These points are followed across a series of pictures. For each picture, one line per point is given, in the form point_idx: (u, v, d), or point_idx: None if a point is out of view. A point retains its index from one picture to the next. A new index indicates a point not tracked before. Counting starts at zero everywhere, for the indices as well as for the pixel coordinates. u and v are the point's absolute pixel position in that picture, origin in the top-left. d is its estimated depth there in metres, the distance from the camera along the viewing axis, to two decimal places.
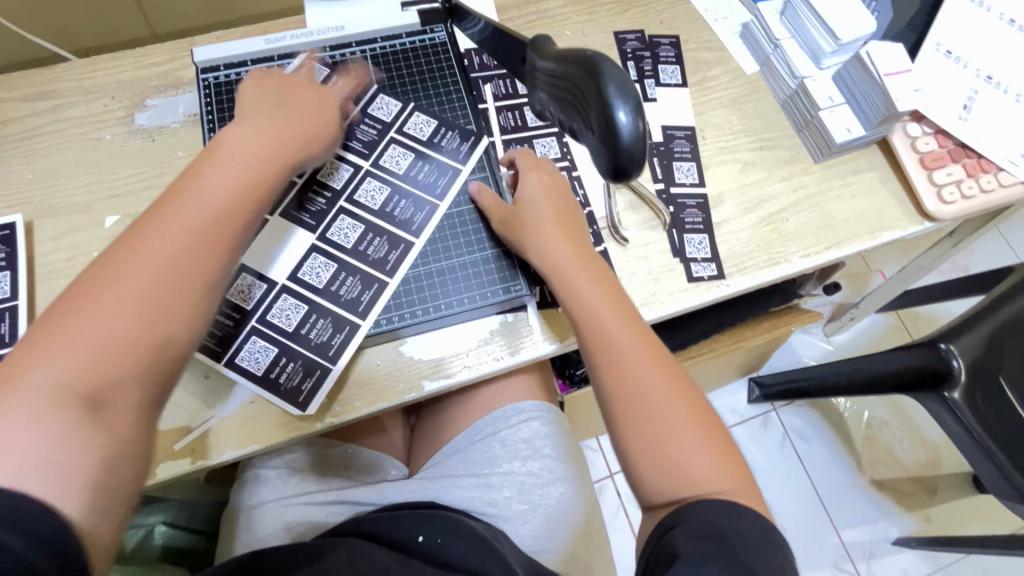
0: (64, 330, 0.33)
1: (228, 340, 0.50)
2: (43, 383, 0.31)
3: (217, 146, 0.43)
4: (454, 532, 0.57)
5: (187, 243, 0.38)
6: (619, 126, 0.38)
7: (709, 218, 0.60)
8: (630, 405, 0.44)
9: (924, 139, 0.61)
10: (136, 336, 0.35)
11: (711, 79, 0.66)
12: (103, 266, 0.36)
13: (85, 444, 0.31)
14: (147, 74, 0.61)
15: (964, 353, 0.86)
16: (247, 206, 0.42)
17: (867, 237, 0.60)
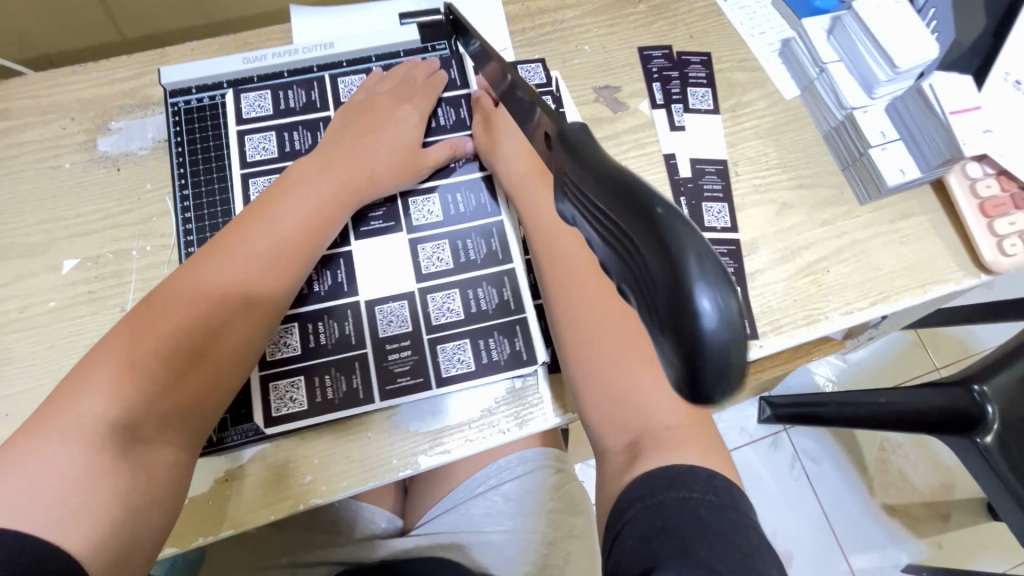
0: (139, 342, 0.38)
1: (360, 387, 0.46)
2: (94, 413, 0.35)
3: (287, 182, 0.46)
4: None
5: (263, 266, 0.43)
6: (700, 324, 0.16)
7: (741, 267, 0.53)
8: (591, 339, 0.44)
9: (985, 181, 0.54)
10: (205, 354, 0.40)
11: (746, 104, 0.59)
12: (189, 277, 0.41)
13: (117, 473, 0.34)
14: (112, 91, 0.54)
15: (997, 397, 0.80)
16: (310, 238, 0.45)
17: (916, 291, 0.54)
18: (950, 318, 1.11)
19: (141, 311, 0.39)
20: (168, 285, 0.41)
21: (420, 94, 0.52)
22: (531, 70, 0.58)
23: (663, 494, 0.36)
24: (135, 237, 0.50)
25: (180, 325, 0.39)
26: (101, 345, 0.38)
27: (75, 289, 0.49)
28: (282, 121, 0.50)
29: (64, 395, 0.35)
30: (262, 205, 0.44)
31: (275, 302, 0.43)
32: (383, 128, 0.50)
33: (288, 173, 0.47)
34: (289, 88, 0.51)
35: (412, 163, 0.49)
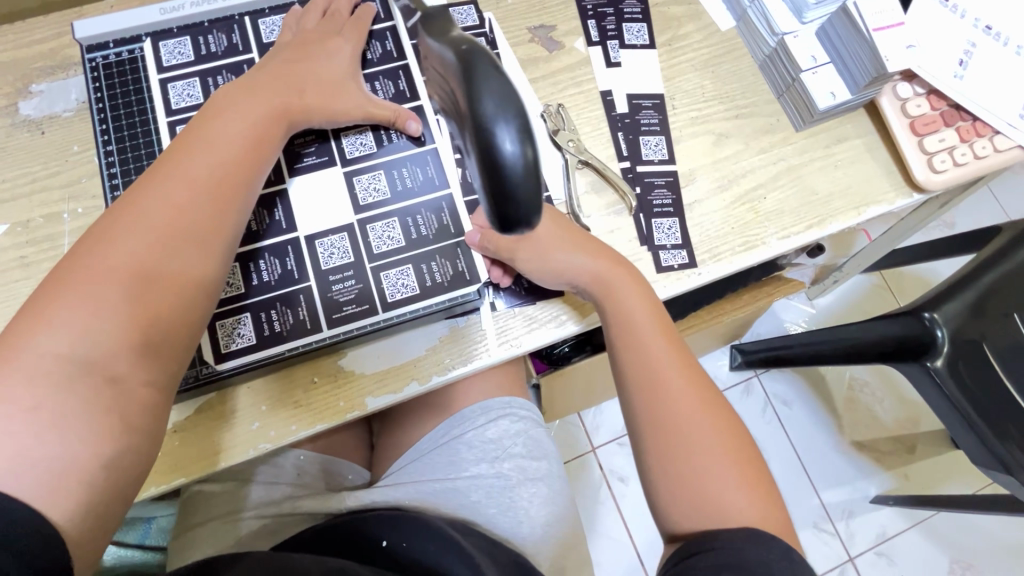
0: (72, 287, 0.35)
1: (308, 321, 0.46)
2: (50, 357, 0.33)
3: (214, 108, 0.43)
4: (422, 532, 0.53)
5: (199, 195, 0.39)
6: (499, 155, 0.27)
7: (679, 198, 0.54)
8: (672, 461, 0.42)
9: (915, 101, 0.55)
10: (150, 294, 0.37)
11: (682, 37, 0.59)
12: (120, 217, 0.38)
13: (91, 412, 0.33)
14: (30, 53, 0.52)
15: (947, 322, 0.83)
16: (250, 170, 0.42)
17: (851, 214, 0.55)
18: (910, 256, 1.13)
19: (74, 256, 0.36)
20: (98, 227, 0.37)
21: (348, 28, 0.50)
22: (463, 12, 0.56)
23: (738, 553, 0.36)
24: (66, 200, 0.49)
25: (124, 262, 0.36)
26: (38, 294, 0.35)
27: (5, 255, 0.48)
28: (204, 68, 0.49)
29: (7, 343, 0.33)
30: (194, 130, 0.41)
31: (219, 233, 0.40)
32: (315, 57, 0.47)
33: (212, 102, 0.43)
34: (209, 36, 0.50)
35: (348, 91, 0.48)
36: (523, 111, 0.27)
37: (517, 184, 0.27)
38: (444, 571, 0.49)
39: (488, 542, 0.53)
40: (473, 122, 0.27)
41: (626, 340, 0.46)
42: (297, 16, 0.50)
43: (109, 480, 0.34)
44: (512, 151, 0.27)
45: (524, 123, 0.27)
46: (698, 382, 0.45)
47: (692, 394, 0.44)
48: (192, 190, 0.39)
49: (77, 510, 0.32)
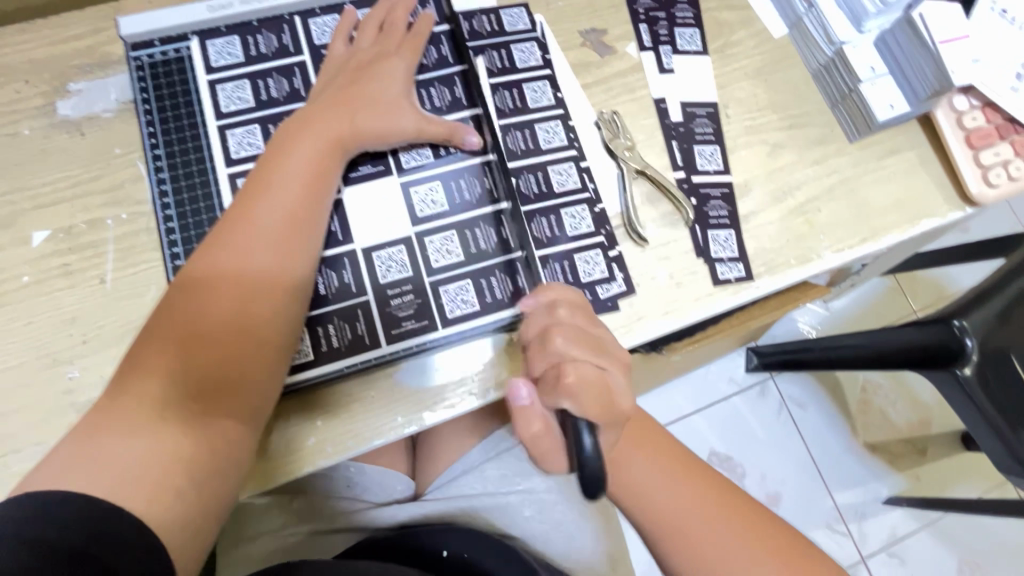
0: (164, 340, 0.38)
1: (366, 336, 0.45)
2: (147, 402, 0.37)
3: (279, 146, 0.44)
4: (482, 543, 0.53)
5: (268, 244, 0.41)
6: (582, 448, 0.36)
7: (735, 210, 0.53)
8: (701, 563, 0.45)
9: (971, 114, 0.55)
10: (224, 346, 0.39)
11: (734, 44, 0.58)
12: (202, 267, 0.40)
13: (177, 453, 0.37)
14: (67, 50, 0.50)
15: (975, 330, 0.83)
16: (315, 205, 0.43)
17: (904, 227, 0.55)
18: (930, 262, 1.14)
19: (166, 304, 0.40)
20: (185, 277, 0.40)
21: (404, 46, 0.49)
22: (515, 15, 0.54)
23: None
24: (109, 205, 0.47)
25: (207, 308, 0.39)
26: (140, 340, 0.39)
27: (48, 263, 0.46)
28: (256, 69, 0.48)
29: (124, 384, 0.38)
30: (263, 174, 0.43)
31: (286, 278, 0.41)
32: (371, 78, 0.47)
33: (275, 137, 0.44)
34: (260, 38, 0.48)
35: (403, 109, 0.46)
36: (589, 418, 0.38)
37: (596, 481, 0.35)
38: None
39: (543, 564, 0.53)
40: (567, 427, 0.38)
41: (628, 497, 0.47)
42: (352, 27, 0.49)
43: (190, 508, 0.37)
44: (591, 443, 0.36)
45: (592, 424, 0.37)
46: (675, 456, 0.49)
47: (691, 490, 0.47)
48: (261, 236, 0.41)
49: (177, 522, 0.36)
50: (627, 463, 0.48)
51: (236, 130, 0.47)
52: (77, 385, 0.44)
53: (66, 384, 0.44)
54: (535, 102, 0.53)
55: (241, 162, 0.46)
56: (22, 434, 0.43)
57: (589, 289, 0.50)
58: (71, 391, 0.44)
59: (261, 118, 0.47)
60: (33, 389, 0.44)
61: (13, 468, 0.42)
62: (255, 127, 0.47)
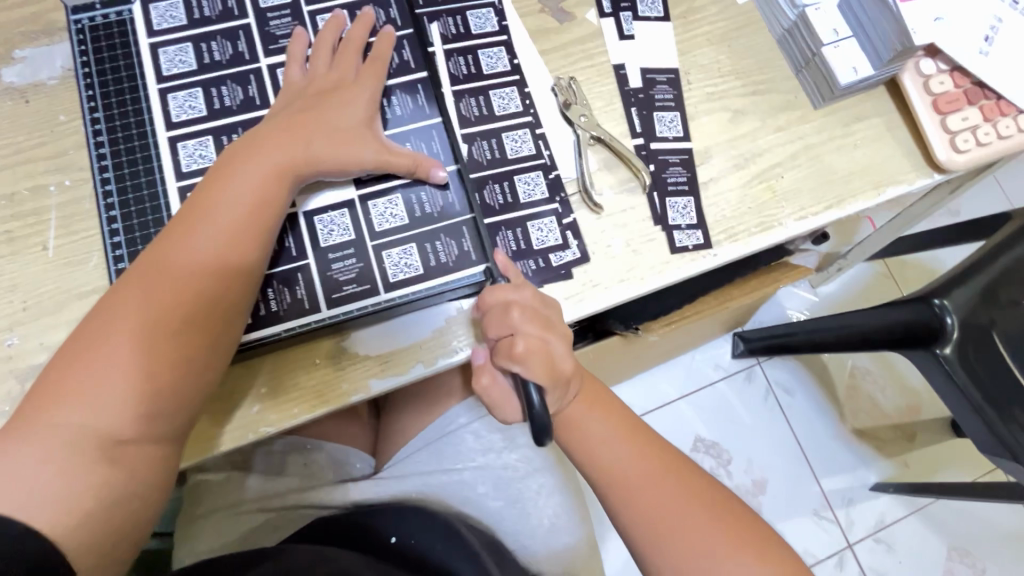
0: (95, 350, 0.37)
1: (306, 303, 0.44)
2: (70, 417, 0.36)
3: (229, 160, 0.42)
4: (433, 534, 0.53)
5: (207, 262, 0.40)
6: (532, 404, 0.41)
7: (695, 176, 0.52)
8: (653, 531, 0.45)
9: (938, 78, 0.53)
10: (157, 364, 0.38)
11: (697, 10, 0.56)
12: (141, 275, 0.39)
13: (97, 471, 0.36)
14: (13, 17, 0.49)
15: (957, 309, 0.82)
16: (260, 223, 0.42)
17: (869, 194, 0.54)
18: (917, 244, 1.12)
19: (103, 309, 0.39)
20: (125, 283, 0.39)
21: (365, 73, 0.47)
22: None
23: None
24: (53, 172, 0.47)
25: (144, 324, 0.38)
26: (74, 345, 0.38)
27: None
28: (198, 33, 0.47)
29: (51, 390, 0.37)
30: (211, 183, 0.41)
31: (226, 296, 0.40)
32: (328, 107, 0.45)
33: (226, 154, 0.43)
34: (203, 1, 0.47)
35: (363, 139, 0.45)
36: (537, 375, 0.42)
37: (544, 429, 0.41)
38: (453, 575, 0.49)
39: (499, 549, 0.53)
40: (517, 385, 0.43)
41: (587, 460, 0.47)
42: (306, 48, 0.47)
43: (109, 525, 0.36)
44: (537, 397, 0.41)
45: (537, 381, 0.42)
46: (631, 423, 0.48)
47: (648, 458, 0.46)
48: (201, 251, 0.40)
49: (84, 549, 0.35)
50: (584, 424, 0.48)
51: (177, 94, 0.46)
52: (17, 352, 0.43)
53: (5, 351, 0.43)
54: (490, 68, 0.52)
55: (181, 127, 0.46)
56: None
57: (541, 256, 0.49)
58: (10, 358, 0.43)
59: (202, 82, 0.47)
60: None
61: None
62: (196, 92, 0.46)
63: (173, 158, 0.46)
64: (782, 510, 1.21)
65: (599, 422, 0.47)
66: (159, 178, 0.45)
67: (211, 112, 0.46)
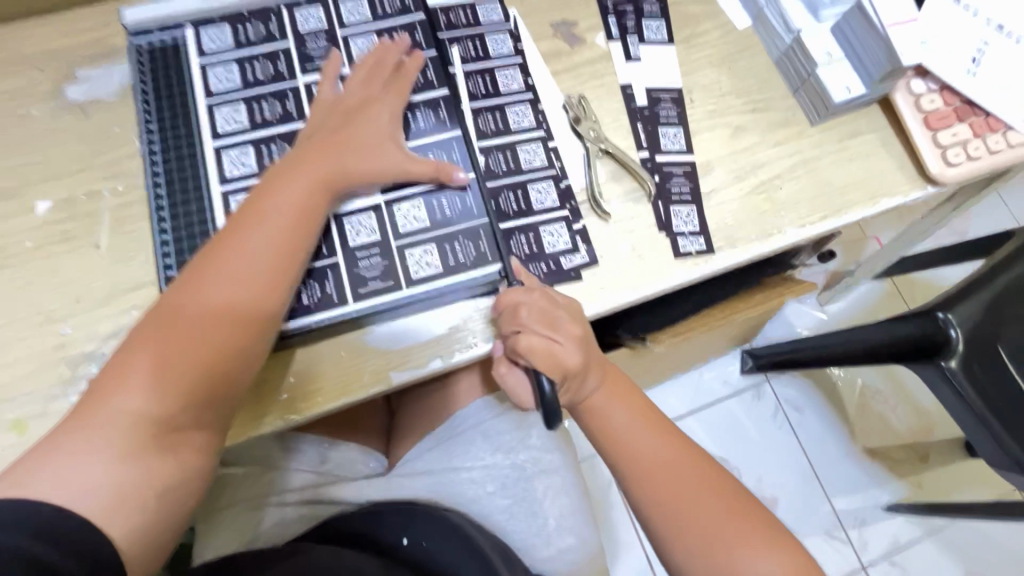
0: (150, 348, 0.41)
1: (336, 298, 0.48)
2: (126, 413, 0.39)
3: (277, 176, 0.46)
4: (443, 533, 0.54)
5: (254, 268, 0.43)
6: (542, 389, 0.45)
7: (697, 187, 0.55)
8: (674, 516, 0.46)
9: (928, 96, 0.57)
10: (204, 363, 0.41)
11: (700, 34, 0.61)
12: (193, 280, 0.42)
13: (146, 464, 0.39)
14: (77, 41, 0.55)
15: (963, 322, 0.83)
16: (303, 234, 0.45)
17: (865, 205, 0.56)
18: (924, 262, 1.13)
19: (158, 309, 0.42)
20: (179, 285, 0.43)
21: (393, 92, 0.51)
22: (489, 9, 0.58)
23: None
24: (107, 178, 0.51)
25: (193, 327, 0.41)
26: (130, 342, 0.41)
27: (49, 230, 0.50)
28: (243, 54, 0.52)
29: (108, 384, 0.40)
30: (260, 196, 0.45)
31: (270, 300, 0.43)
32: (358, 124, 0.49)
33: (273, 169, 0.47)
34: (250, 27, 0.53)
35: (389, 153, 0.49)
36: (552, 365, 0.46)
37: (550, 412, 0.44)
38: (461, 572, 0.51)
39: (506, 546, 0.55)
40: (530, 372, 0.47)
41: (611, 450, 0.49)
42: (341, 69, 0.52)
43: (155, 517, 0.39)
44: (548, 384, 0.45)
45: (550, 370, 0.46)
46: (652, 419, 0.50)
47: (672, 452, 0.48)
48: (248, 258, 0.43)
49: (134, 533, 0.38)
50: (607, 416, 0.50)
51: (223, 108, 0.51)
52: (69, 340, 0.47)
53: (59, 339, 0.47)
54: (506, 87, 0.56)
55: (226, 137, 0.50)
56: (16, 383, 0.46)
57: (552, 259, 0.52)
58: (64, 345, 0.47)
59: (246, 98, 0.51)
60: (28, 344, 0.47)
61: (7, 414, 0.45)
62: (239, 107, 0.51)
63: (218, 165, 0.50)
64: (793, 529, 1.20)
65: (622, 413, 0.50)
66: (205, 183, 0.50)
67: (255, 124, 0.51)
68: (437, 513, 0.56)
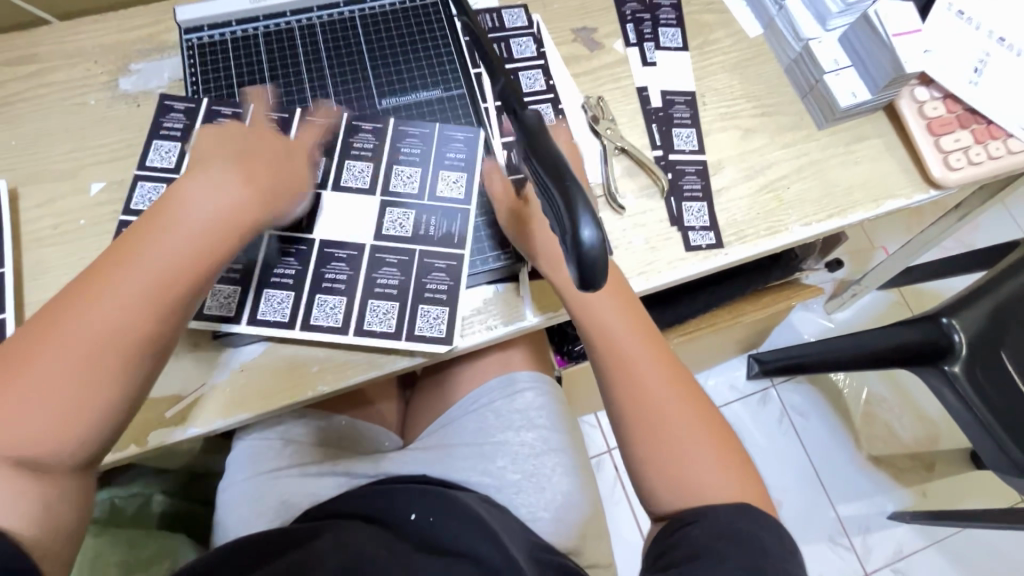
0: (23, 363, 0.36)
1: (392, 323, 0.51)
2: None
3: (188, 187, 0.43)
4: (448, 513, 0.55)
5: (155, 279, 0.40)
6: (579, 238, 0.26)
7: (708, 185, 0.58)
8: (644, 425, 0.46)
9: (931, 103, 0.59)
10: (85, 381, 0.37)
11: (713, 42, 0.64)
12: (83, 290, 0.39)
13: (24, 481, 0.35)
14: (131, 37, 0.59)
15: (965, 326, 0.86)
16: (214, 249, 0.42)
17: (869, 206, 0.59)
18: (931, 272, 1.15)
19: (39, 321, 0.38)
20: (65, 297, 0.39)
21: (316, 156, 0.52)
22: (514, 14, 0.62)
23: (737, 521, 0.41)
24: None
25: (78, 340, 0.37)
26: (3, 354, 0.37)
27: (101, 210, 0.54)
28: (288, 54, 0.58)
29: None
30: (170, 206, 0.42)
31: (165, 316, 0.40)
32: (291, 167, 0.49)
33: (182, 182, 0.43)
34: (293, 30, 0.58)
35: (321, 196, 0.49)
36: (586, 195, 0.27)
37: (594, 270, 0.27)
38: (468, 546, 0.51)
39: (514, 526, 0.56)
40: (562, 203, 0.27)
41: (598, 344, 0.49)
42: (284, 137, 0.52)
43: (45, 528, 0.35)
44: (594, 234, 0.26)
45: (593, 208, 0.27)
46: (644, 328, 0.51)
47: (659, 365, 0.49)
48: (150, 271, 0.40)
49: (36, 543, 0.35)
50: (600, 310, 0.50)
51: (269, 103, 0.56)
52: None
53: None
54: (528, 87, 0.60)
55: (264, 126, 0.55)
56: None
57: None
58: None
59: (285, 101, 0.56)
60: None
61: None
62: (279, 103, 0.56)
63: None
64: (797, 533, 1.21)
65: (618, 318, 0.50)
66: None
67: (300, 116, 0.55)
68: (449, 494, 0.58)
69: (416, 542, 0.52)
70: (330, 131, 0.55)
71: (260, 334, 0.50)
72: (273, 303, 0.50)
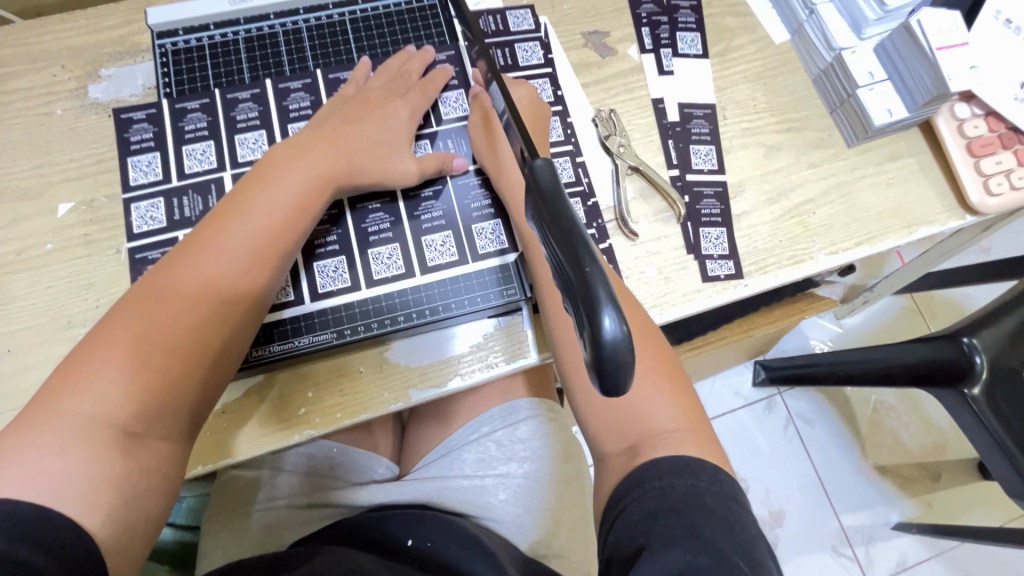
0: (119, 341, 0.37)
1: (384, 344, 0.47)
2: (84, 410, 0.35)
3: (269, 166, 0.45)
4: (450, 532, 0.53)
5: (244, 255, 0.41)
6: (599, 332, 0.23)
7: (728, 209, 0.54)
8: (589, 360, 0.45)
9: (973, 121, 0.54)
10: (175, 353, 0.38)
11: (735, 48, 0.59)
12: (172, 264, 0.40)
13: (108, 469, 0.34)
14: (101, 39, 0.54)
15: (986, 348, 0.81)
16: (295, 227, 0.43)
17: (900, 233, 0.55)
18: (949, 281, 1.11)
19: (133, 294, 0.39)
20: (157, 272, 0.40)
21: (414, 89, 0.51)
22: (520, 16, 0.56)
23: (677, 481, 0.39)
24: None
25: (174, 314, 0.38)
26: (89, 338, 0.37)
27: (70, 233, 0.49)
28: (269, 61, 0.53)
29: (67, 381, 0.35)
30: (249, 188, 0.43)
31: (250, 289, 0.41)
32: (374, 119, 0.49)
33: (266, 160, 0.45)
34: (278, 34, 0.53)
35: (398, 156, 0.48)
36: (602, 282, 0.24)
37: (619, 362, 0.23)
38: None
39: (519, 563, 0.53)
40: (580, 289, 0.24)
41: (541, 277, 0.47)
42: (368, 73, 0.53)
43: (125, 519, 0.34)
44: (617, 329, 0.23)
45: (614, 297, 0.24)
46: None
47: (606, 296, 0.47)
48: (238, 248, 0.41)
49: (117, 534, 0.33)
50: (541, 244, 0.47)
51: (249, 96, 0.51)
52: None
53: None
54: None
55: (243, 133, 0.51)
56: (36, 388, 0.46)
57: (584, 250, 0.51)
58: None
59: (264, 108, 0.51)
60: (48, 348, 0.47)
61: None
62: (258, 111, 0.51)
63: (241, 137, 0.51)
64: (798, 543, 1.20)
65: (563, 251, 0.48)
66: (228, 159, 0.50)
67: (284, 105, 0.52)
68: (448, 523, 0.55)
69: (418, 566, 0.51)
70: (314, 89, 0.53)
71: (342, 331, 0.47)
72: (328, 273, 0.48)
